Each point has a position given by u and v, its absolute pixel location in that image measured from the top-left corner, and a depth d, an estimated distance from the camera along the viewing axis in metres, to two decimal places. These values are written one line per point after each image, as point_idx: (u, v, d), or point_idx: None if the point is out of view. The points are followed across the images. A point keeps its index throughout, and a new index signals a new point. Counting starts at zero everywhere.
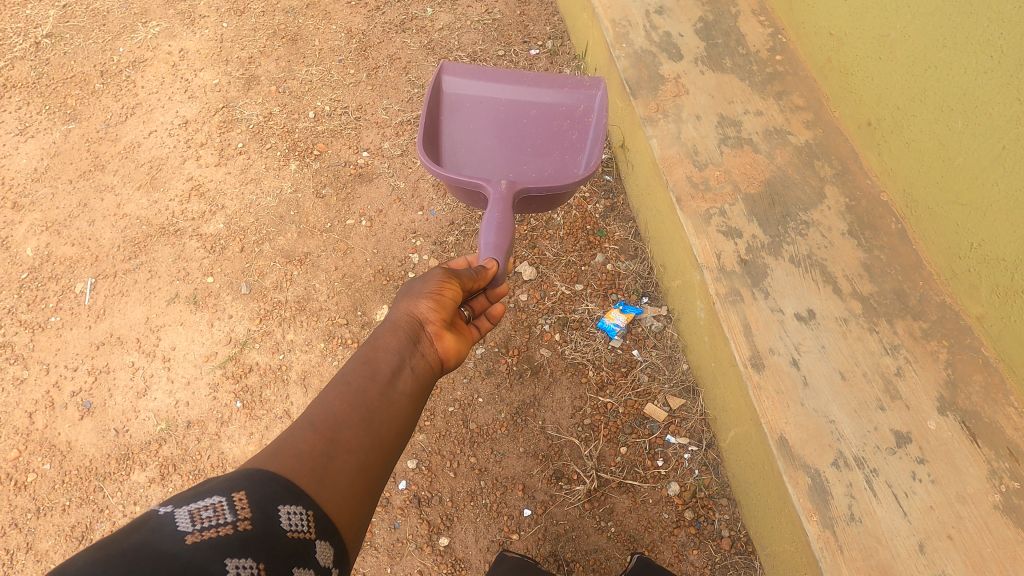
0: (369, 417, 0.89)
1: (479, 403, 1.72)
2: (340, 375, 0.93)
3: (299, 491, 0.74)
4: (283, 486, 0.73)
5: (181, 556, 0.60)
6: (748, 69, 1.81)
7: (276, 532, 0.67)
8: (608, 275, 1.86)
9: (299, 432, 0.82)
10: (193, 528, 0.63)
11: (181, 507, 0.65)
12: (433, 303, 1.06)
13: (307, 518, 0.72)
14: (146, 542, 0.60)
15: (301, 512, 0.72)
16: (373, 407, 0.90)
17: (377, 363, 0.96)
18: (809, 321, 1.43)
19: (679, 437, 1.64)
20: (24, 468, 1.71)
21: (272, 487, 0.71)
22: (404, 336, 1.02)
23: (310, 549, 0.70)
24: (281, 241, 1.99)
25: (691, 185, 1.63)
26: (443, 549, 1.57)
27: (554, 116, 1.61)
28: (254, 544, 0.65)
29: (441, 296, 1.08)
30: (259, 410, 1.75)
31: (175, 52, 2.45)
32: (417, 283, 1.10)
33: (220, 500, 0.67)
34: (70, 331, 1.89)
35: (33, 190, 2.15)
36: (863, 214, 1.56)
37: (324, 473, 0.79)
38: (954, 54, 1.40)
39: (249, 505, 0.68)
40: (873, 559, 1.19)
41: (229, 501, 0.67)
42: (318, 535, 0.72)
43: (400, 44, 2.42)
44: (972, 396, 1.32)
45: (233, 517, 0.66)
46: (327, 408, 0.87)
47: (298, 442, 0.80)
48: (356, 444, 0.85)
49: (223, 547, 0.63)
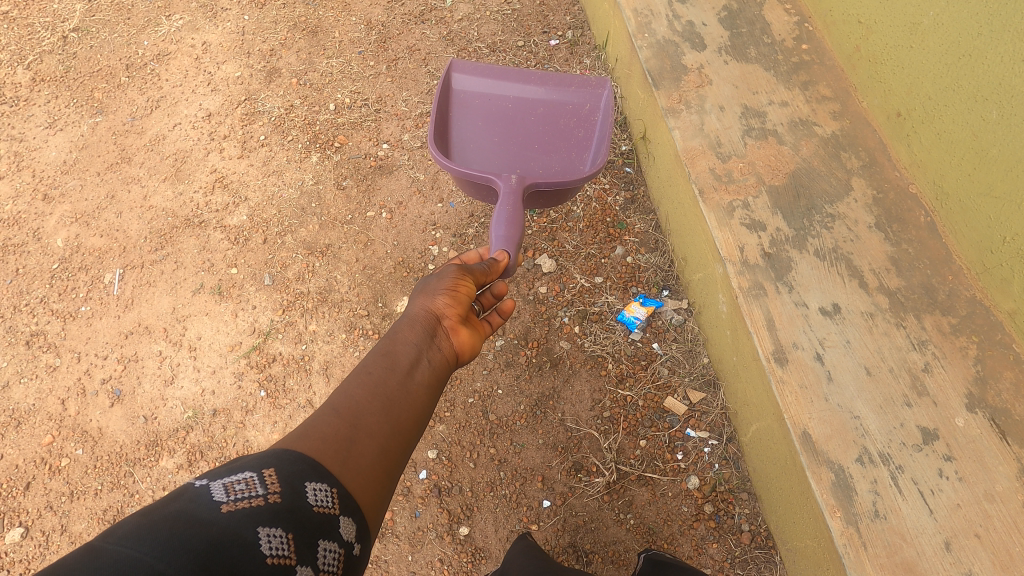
0: (389, 404, 0.90)
1: (499, 394, 1.73)
2: (360, 366, 0.95)
3: (323, 469, 0.76)
4: (309, 464, 0.74)
5: (218, 523, 0.62)
6: (773, 58, 1.78)
7: (302, 506, 0.69)
8: (627, 268, 1.86)
9: (323, 417, 0.84)
10: (227, 498, 0.65)
11: (216, 481, 0.67)
12: (449, 298, 1.08)
13: (331, 495, 0.73)
14: (185, 509, 0.62)
15: (326, 490, 0.73)
16: (393, 396, 0.91)
17: (395, 356, 0.97)
18: (834, 316, 1.41)
19: (699, 431, 1.63)
20: (58, 453, 1.75)
21: (298, 465, 0.73)
22: (422, 330, 1.03)
23: (333, 523, 0.71)
24: (303, 233, 2.01)
25: (714, 177, 1.61)
26: (463, 538, 1.59)
27: (560, 116, 1.61)
28: (283, 515, 0.66)
29: (456, 292, 1.09)
30: (282, 400, 1.77)
31: (198, 44, 2.48)
32: (431, 281, 1.11)
33: (251, 475, 0.68)
34: (100, 320, 1.93)
35: (63, 182, 2.19)
36: (891, 206, 1.53)
37: (348, 453, 0.80)
38: (991, 43, 1.36)
39: (278, 480, 0.70)
40: (898, 557, 1.18)
41: (260, 476, 0.69)
42: (341, 511, 0.73)
43: (420, 35, 2.42)
44: (1003, 393, 1.30)
45: (265, 491, 0.67)
46: (350, 395, 0.88)
47: (323, 424, 0.82)
48: (377, 429, 0.86)
49: (256, 517, 0.64)
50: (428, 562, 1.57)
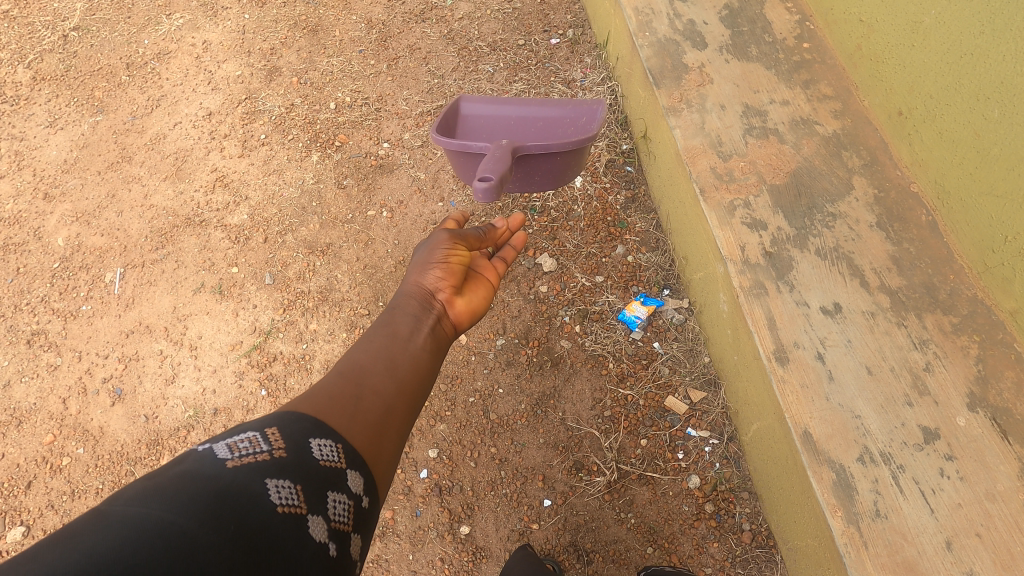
0: (393, 366, 0.90)
1: (499, 393, 1.73)
2: (362, 336, 0.95)
3: (328, 426, 0.76)
4: (314, 422, 0.74)
5: (224, 477, 0.62)
6: (774, 57, 1.78)
7: (308, 460, 0.69)
8: (628, 267, 1.86)
9: (327, 381, 0.84)
10: (232, 455, 0.65)
11: (219, 441, 0.67)
12: (447, 267, 1.09)
13: (337, 450, 0.73)
14: (189, 469, 0.62)
15: (332, 445, 0.73)
16: (395, 360, 0.92)
17: (396, 324, 0.98)
18: (835, 315, 1.41)
19: (700, 430, 1.63)
20: (59, 452, 1.75)
21: (302, 423, 0.73)
22: (420, 302, 1.04)
23: (341, 476, 0.71)
24: (304, 232, 2.01)
25: (715, 177, 1.61)
26: (464, 538, 1.59)
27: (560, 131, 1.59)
28: (290, 468, 0.66)
29: (452, 260, 1.10)
30: (283, 399, 1.77)
31: (198, 43, 2.48)
32: (423, 251, 1.12)
33: (254, 435, 0.69)
34: (101, 319, 1.93)
35: (64, 181, 2.19)
36: (893, 205, 1.53)
37: (355, 409, 0.81)
38: (992, 42, 1.36)
39: (282, 438, 0.69)
40: (899, 556, 1.18)
41: (263, 435, 0.69)
42: (348, 465, 0.73)
43: (420, 34, 2.42)
44: (1004, 393, 1.30)
45: (269, 447, 0.67)
46: (353, 360, 0.89)
47: (328, 385, 0.83)
48: (381, 390, 0.86)
49: (262, 470, 0.64)
50: (429, 561, 1.57)
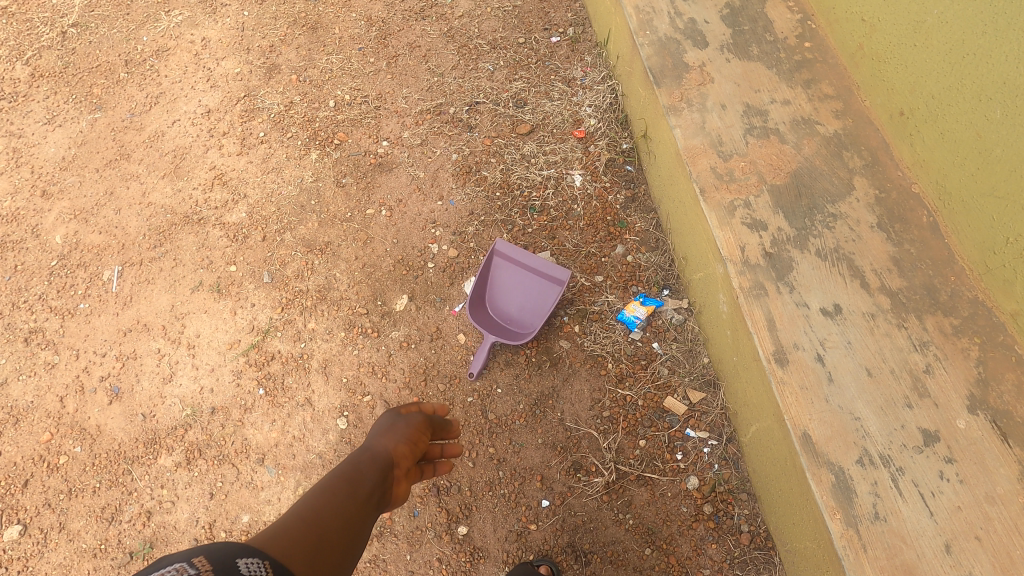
0: (347, 525, 0.83)
1: (498, 393, 1.73)
2: (322, 483, 0.89)
3: (268, 555, 0.71)
4: (248, 547, 0.70)
5: None
6: (775, 56, 1.77)
7: None
8: (628, 267, 1.85)
9: (282, 524, 0.78)
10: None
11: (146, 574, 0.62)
12: (413, 442, 1.01)
13: (264, 567, 0.68)
14: None
15: (259, 562, 0.68)
16: (349, 520, 0.84)
17: (359, 480, 0.90)
18: (835, 316, 1.40)
19: (699, 431, 1.63)
20: (57, 450, 1.75)
21: (233, 547, 0.68)
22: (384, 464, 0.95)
23: None
24: (302, 230, 2.00)
25: (715, 176, 1.60)
26: (462, 538, 1.58)
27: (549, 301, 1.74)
28: None
29: (421, 440, 1.02)
30: (281, 398, 1.76)
31: (197, 40, 2.47)
32: (394, 421, 1.03)
33: (182, 563, 0.63)
34: (99, 317, 1.92)
35: (62, 178, 2.18)
36: (894, 206, 1.52)
37: (305, 561, 0.75)
38: (995, 41, 1.35)
39: (212, 564, 0.64)
40: (898, 559, 1.17)
41: (193, 564, 0.63)
42: None
43: (420, 32, 2.41)
44: (1005, 395, 1.29)
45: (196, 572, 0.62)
46: (310, 505, 0.83)
47: (281, 531, 0.77)
48: (331, 548, 0.79)
49: None
50: (427, 561, 1.56)
